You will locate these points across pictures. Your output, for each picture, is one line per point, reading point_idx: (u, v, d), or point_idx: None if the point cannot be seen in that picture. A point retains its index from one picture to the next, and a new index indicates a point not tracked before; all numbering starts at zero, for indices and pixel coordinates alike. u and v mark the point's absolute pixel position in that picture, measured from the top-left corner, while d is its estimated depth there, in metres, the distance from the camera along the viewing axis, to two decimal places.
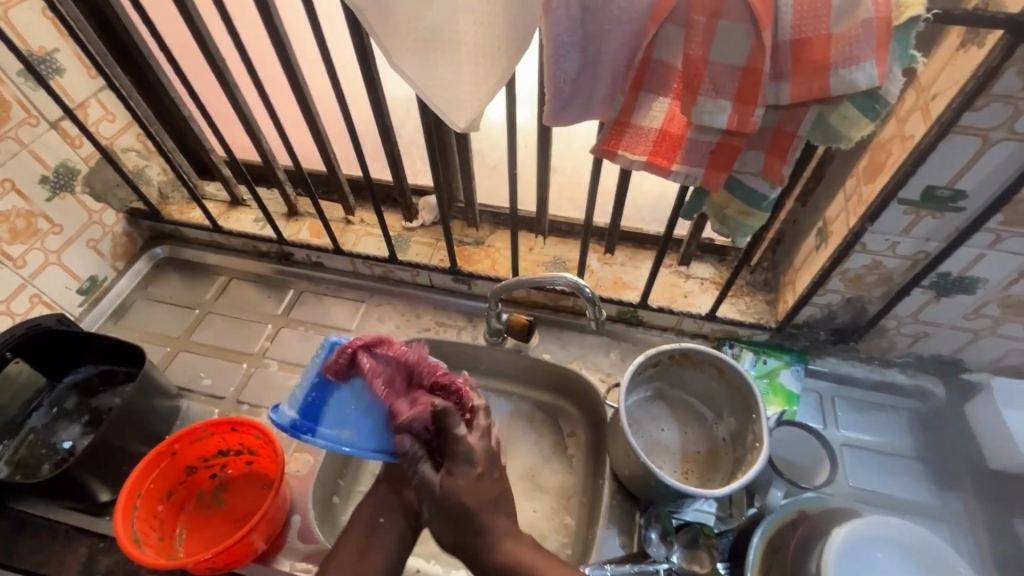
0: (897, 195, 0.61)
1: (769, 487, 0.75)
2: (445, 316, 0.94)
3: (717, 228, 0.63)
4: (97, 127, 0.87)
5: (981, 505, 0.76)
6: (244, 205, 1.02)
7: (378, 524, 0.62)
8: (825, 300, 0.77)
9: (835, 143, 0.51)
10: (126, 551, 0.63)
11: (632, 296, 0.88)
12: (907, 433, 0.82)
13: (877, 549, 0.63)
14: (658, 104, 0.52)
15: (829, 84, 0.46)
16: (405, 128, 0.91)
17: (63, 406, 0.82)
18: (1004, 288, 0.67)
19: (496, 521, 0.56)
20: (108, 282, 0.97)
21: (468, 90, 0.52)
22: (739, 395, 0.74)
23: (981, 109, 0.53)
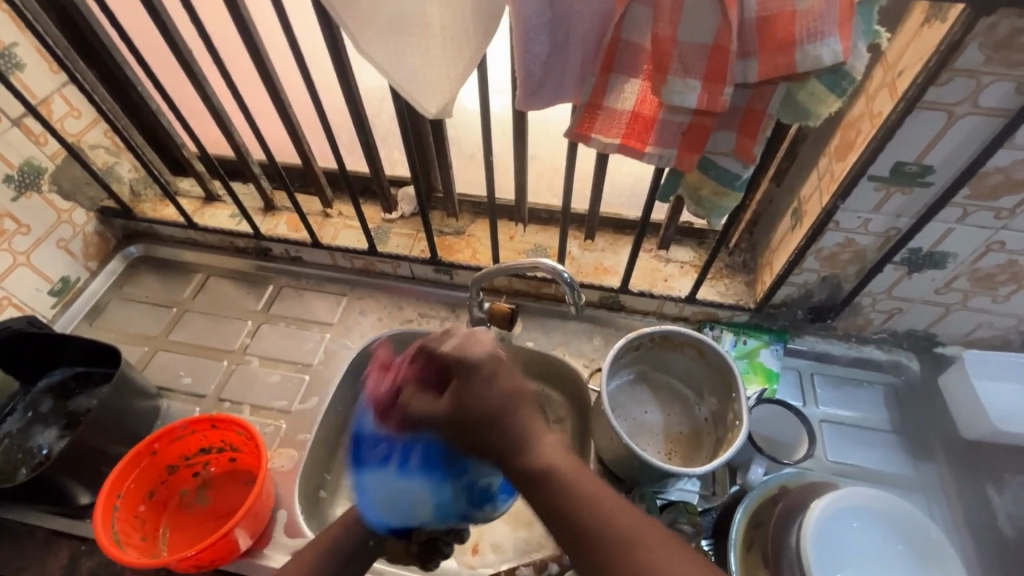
0: (868, 171, 0.62)
1: (751, 464, 0.73)
2: (427, 307, 0.94)
3: (693, 211, 0.63)
4: (62, 123, 0.85)
5: (955, 472, 0.78)
6: (219, 200, 1.00)
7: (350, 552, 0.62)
8: (801, 279, 0.78)
9: (804, 120, 0.52)
10: (107, 551, 0.62)
11: (613, 281, 0.88)
12: (884, 407, 0.83)
13: (855, 519, 0.65)
14: (629, 86, 0.53)
15: (795, 60, 0.46)
16: (380, 118, 0.90)
17: (39, 410, 0.81)
18: (972, 262, 0.69)
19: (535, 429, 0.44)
20: (81, 283, 0.95)
21: (441, 78, 0.52)
22: (719, 375, 0.75)
23: (945, 83, 0.53)
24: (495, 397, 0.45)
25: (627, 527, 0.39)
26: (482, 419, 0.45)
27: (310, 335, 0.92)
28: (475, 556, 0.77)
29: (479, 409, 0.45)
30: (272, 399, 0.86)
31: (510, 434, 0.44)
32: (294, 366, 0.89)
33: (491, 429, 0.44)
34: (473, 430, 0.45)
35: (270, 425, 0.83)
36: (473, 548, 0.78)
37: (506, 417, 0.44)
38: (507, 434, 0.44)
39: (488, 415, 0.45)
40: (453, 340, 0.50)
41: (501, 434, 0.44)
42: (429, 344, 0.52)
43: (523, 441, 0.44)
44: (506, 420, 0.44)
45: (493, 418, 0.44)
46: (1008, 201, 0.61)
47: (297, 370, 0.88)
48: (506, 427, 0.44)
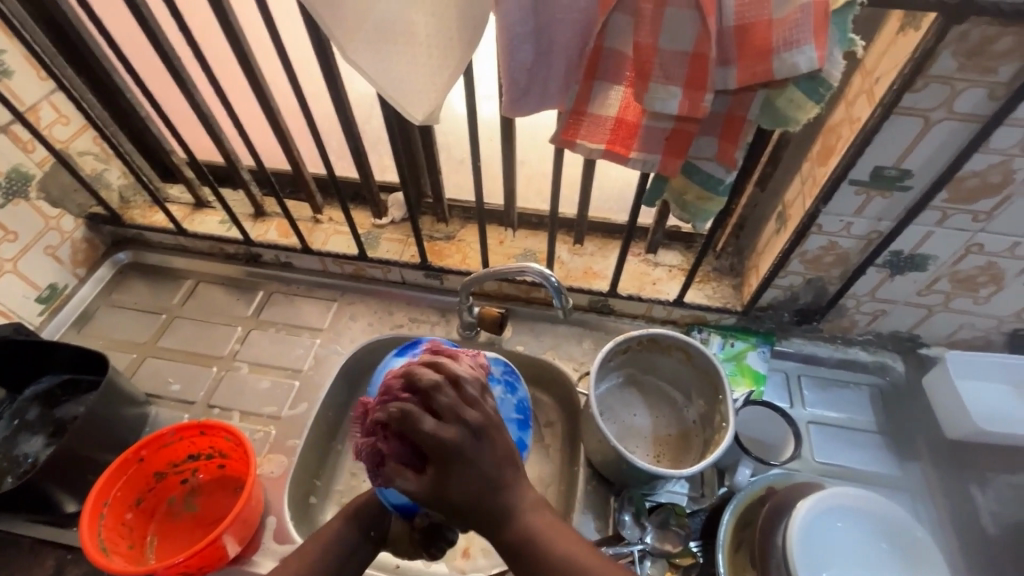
0: (849, 175, 0.63)
1: (738, 466, 0.73)
2: (417, 312, 0.94)
3: (678, 215, 0.64)
4: (50, 130, 0.84)
5: (939, 472, 0.79)
6: (209, 207, 1.00)
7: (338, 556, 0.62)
8: (786, 282, 0.79)
9: (784, 126, 0.53)
10: (93, 560, 0.62)
11: (602, 285, 0.89)
12: (870, 408, 0.84)
13: (840, 519, 0.66)
14: (613, 93, 0.53)
15: (773, 68, 0.47)
16: (370, 124, 0.90)
17: (25, 418, 0.80)
18: (952, 264, 0.70)
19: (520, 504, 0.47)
20: (69, 290, 0.94)
21: (426, 84, 0.53)
22: (707, 377, 0.75)
23: (921, 89, 0.54)
24: (477, 485, 0.45)
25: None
26: (468, 505, 0.45)
27: (300, 340, 0.92)
28: (465, 560, 0.78)
29: (470, 493, 0.45)
30: (261, 405, 0.85)
31: (496, 511, 0.47)
32: (284, 372, 0.89)
33: (474, 510, 0.46)
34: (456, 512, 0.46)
35: (260, 431, 0.83)
36: (463, 553, 0.78)
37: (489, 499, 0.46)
38: (496, 514, 0.46)
39: (472, 505, 0.45)
40: (432, 417, 0.45)
41: (485, 514, 0.46)
42: (413, 412, 0.45)
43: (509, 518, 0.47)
44: (489, 501, 0.46)
45: (477, 505, 0.46)
46: (985, 204, 0.63)
47: (287, 375, 0.88)
48: (492, 509, 0.46)
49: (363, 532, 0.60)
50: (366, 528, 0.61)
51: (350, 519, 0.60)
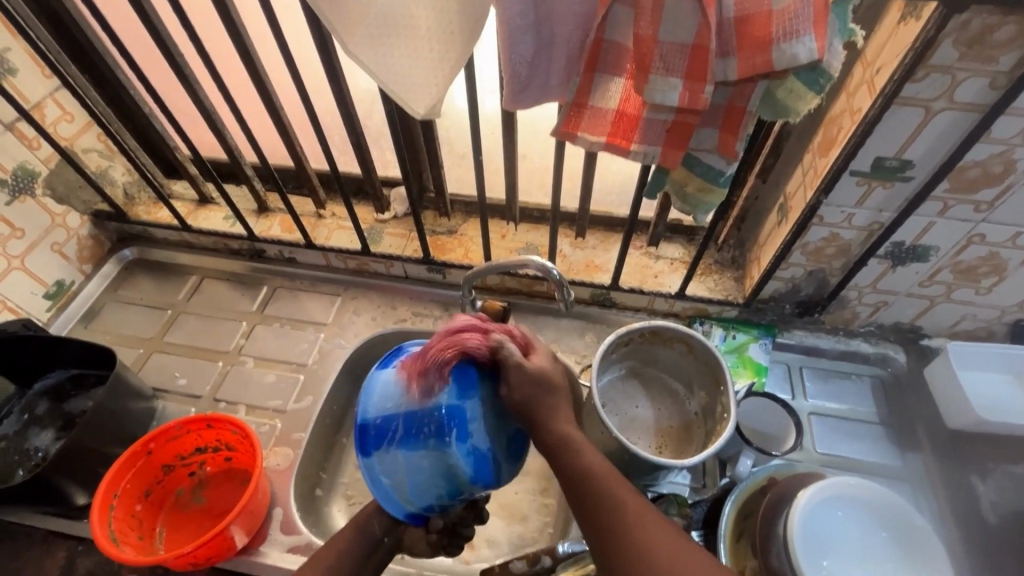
0: (849, 167, 0.63)
1: (740, 457, 0.74)
2: (420, 306, 0.95)
3: (679, 207, 0.64)
4: (55, 127, 0.85)
5: (942, 462, 0.80)
6: (213, 203, 1.01)
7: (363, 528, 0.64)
8: (788, 274, 0.80)
9: (784, 117, 0.53)
10: (104, 549, 0.63)
11: (604, 278, 0.89)
12: (872, 399, 0.85)
13: (838, 509, 0.66)
14: (613, 85, 0.54)
15: (772, 59, 0.47)
16: (372, 120, 0.90)
17: (35, 412, 0.81)
18: (954, 254, 0.70)
19: (597, 469, 0.49)
20: (76, 286, 0.95)
21: (429, 76, 0.53)
22: (709, 369, 0.76)
23: (922, 80, 0.54)
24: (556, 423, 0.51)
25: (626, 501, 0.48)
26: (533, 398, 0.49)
27: (305, 335, 0.92)
28: (470, 550, 0.79)
29: (533, 391, 0.49)
30: (267, 399, 0.86)
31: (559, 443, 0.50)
32: (290, 366, 0.89)
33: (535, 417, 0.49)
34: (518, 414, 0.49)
35: (265, 425, 0.84)
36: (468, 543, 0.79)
37: (567, 447, 0.50)
38: (537, 420, 0.50)
39: (548, 430, 0.50)
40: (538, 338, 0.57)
41: (565, 460, 0.50)
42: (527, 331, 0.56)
43: (594, 481, 0.49)
44: (568, 449, 0.50)
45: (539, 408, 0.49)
46: (988, 194, 0.63)
47: (292, 370, 0.89)
48: (573, 457, 0.50)
49: (377, 538, 0.61)
50: (380, 535, 0.61)
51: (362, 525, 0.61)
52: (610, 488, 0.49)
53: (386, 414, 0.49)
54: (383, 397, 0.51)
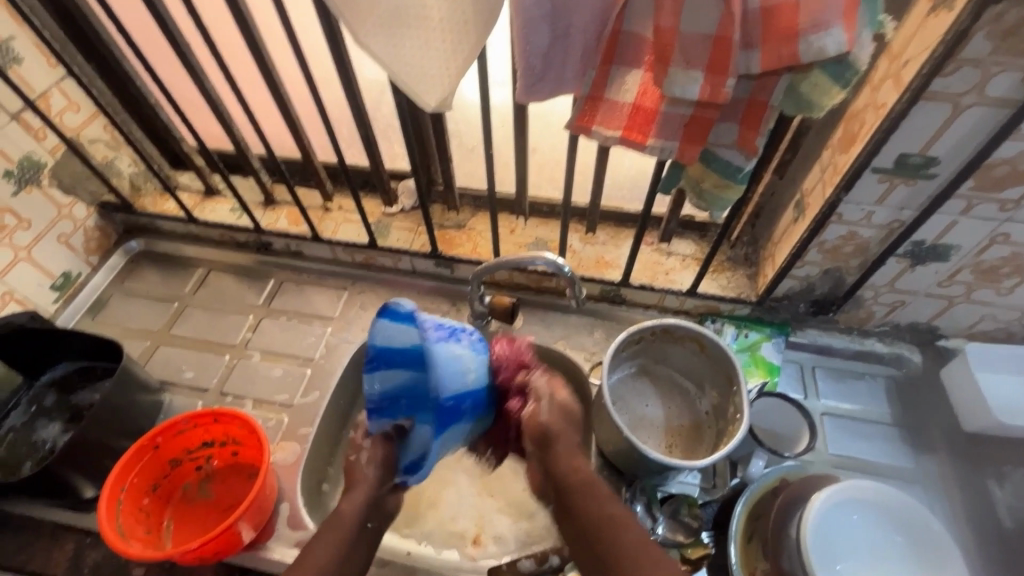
0: (871, 163, 0.61)
1: (752, 457, 0.74)
2: (428, 301, 0.94)
3: (695, 203, 0.63)
4: (61, 118, 0.84)
5: (957, 465, 0.78)
6: (219, 194, 1.00)
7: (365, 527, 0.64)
8: (803, 273, 0.78)
9: (807, 112, 0.51)
10: (111, 543, 0.63)
11: (614, 275, 0.88)
12: (886, 400, 0.83)
13: (855, 512, 0.65)
14: (631, 78, 0.52)
15: (799, 51, 0.45)
16: (380, 112, 0.89)
17: (42, 404, 0.81)
18: (976, 254, 0.68)
19: (612, 517, 0.54)
20: (82, 278, 0.95)
21: (444, 65, 0.51)
22: (721, 368, 0.75)
23: (951, 74, 0.53)
24: (573, 468, 0.59)
25: (628, 527, 0.53)
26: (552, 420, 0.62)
27: (311, 329, 0.92)
28: (476, 547, 0.78)
29: (560, 421, 0.63)
30: (274, 393, 0.86)
31: (575, 483, 0.58)
32: (297, 360, 0.89)
33: (552, 442, 0.62)
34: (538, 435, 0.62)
35: (272, 419, 0.84)
36: (474, 540, 0.79)
37: (584, 498, 0.56)
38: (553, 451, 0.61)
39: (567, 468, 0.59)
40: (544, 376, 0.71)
41: (580, 505, 0.56)
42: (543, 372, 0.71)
43: (606, 526, 0.53)
44: (584, 498, 0.56)
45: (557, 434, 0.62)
46: (1013, 192, 0.61)
47: (298, 364, 0.88)
48: (586, 502, 0.56)
49: (359, 524, 0.63)
50: (362, 520, 0.63)
51: (337, 519, 0.62)
52: (623, 539, 0.52)
53: (459, 392, 0.56)
54: (453, 373, 0.56)
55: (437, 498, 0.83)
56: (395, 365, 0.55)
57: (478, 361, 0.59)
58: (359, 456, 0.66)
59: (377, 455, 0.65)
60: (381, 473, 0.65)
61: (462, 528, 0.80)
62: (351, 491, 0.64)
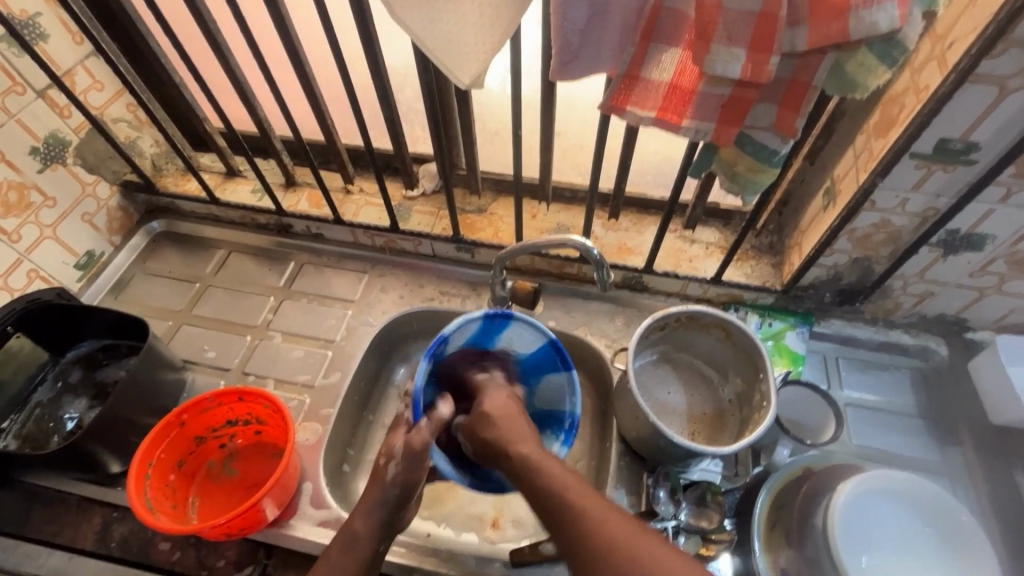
0: (910, 148, 0.60)
1: (776, 446, 0.74)
2: (448, 285, 0.94)
3: (726, 187, 0.62)
4: (85, 96, 0.84)
5: (983, 459, 0.78)
6: (241, 176, 1.00)
7: (379, 550, 0.59)
8: (831, 261, 0.77)
9: (851, 92, 0.50)
10: (141, 517, 0.63)
11: (637, 261, 0.87)
12: (911, 391, 0.83)
13: (884, 502, 0.65)
14: (668, 56, 0.51)
15: (848, 27, 0.44)
16: (404, 94, 0.88)
17: (68, 380, 0.82)
18: (1011, 244, 0.67)
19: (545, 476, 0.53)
20: (105, 257, 0.95)
21: (482, 36, 0.50)
22: (746, 356, 0.74)
23: (1000, 55, 0.51)
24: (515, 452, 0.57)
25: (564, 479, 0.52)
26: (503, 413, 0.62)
27: (332, 312, 0.92)
28: (495, 530, 0.78)
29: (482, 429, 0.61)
30: (296, 374, 0.86)
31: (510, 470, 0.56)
32: (318, 342, 0.89)
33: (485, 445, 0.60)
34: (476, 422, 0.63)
35: (294, 400, 0.84)
36: (493, 523, 0.79)
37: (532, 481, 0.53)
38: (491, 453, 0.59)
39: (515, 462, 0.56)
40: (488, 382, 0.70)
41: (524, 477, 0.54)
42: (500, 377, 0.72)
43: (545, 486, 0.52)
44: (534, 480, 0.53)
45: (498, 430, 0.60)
46: None
47: (319, 346, 0.89)
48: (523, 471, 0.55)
49: (371, 548, 0.58)
50: (376, 544, 0.58)
51: (352, 541, 0.58)
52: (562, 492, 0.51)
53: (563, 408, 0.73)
54: (563, 395, 0.74)
55: (457, 482, 0.83)
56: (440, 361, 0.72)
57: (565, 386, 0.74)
58: (386, 468, 0.62)
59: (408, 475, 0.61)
60: (402, 493, 0.60)
61: (481, 511, 0.80)
62: (366, 509, 0.60)
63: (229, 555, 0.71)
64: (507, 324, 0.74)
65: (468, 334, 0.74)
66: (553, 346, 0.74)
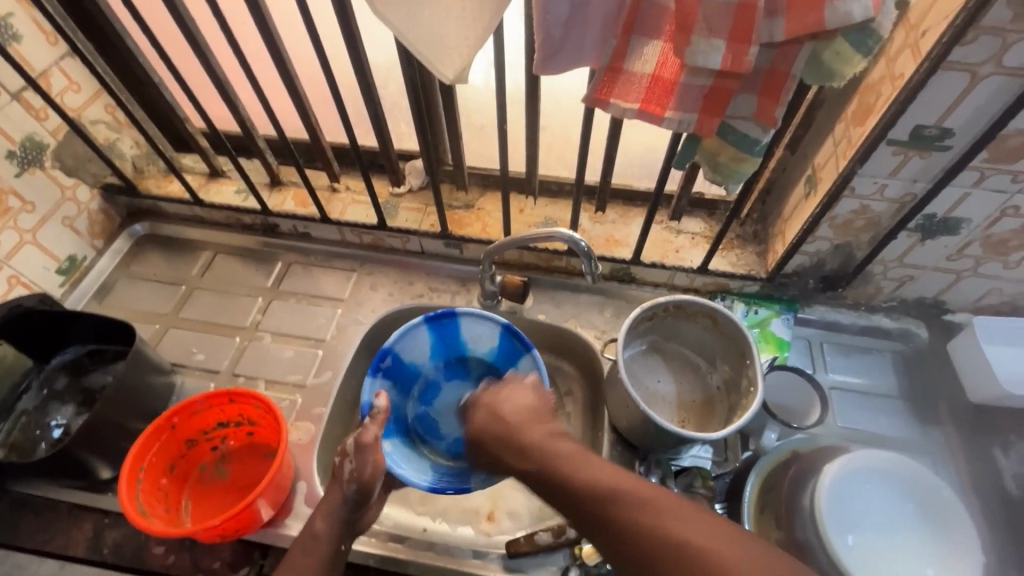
0: (887, 135, 0.61)
1: (764, 430, 0.78)
2: (437, 282, 0.94)
3: (710, 176, 0.62)
4: (62, 97, 0.82)
5: (963, 437, 0.80)
6: (225, 176, 0.99)
7: (342, 550, 0.61)
8: (814, 248, 0.78)
9: (828, 81, 0.51)
10: (134, 521, 0.63)
11: (624, 253, 0.88)
12: (893, 373, 0.85)
13: (868, 482, 0.67)
14: (650, 48, 0.52)
15: (824, 17, 0.45)
16: (388, 90, 0.87)
17: (54, 387, 0.81)
18: (986, 227, 0.69)
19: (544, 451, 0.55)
20: (88, 262, 0.94)
21: (465, 30, 0.50)
22: (733, 343, 0.75)
23: (971, 42, 0.52)
24: (598, 480, 0.49)
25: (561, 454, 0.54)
26: (514, 414, 0.61)
27: (321, 310, 0.92)
28: (491, 523, 0.79)
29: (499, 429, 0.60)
30: (287, 374, 0.86)
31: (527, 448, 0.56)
32: (308, 341, 0.89)
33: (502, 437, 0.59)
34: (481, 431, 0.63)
35: (285, 399, 0.84)
36: (488, 516, 0.80)
37: (626, 517, 0.45)
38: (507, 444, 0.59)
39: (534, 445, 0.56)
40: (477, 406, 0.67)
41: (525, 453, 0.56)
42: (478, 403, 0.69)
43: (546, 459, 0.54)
44: (629, 515, 0.45)
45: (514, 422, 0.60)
46: None
47: (310, 345, 0.88)
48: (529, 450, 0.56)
49: (335, 548, 0.61)
50: (337, 543, 0.61)
51: (313, 541, 0.60)
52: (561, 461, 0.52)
53: None
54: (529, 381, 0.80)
55: None
56: (400, 374, 0.82)
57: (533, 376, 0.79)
58: (342, 467, 0.64)
59: (363, 472, 0.63)
60: (360, 492, 0.63)
61: (476, 504, 0.81)
62: (327, 509, 0.62)
63: (223, 557, 0.71)
64: (458, 323, 0.82)
65: (423, 345, 0.83)
66: (511, 332, 0.81)
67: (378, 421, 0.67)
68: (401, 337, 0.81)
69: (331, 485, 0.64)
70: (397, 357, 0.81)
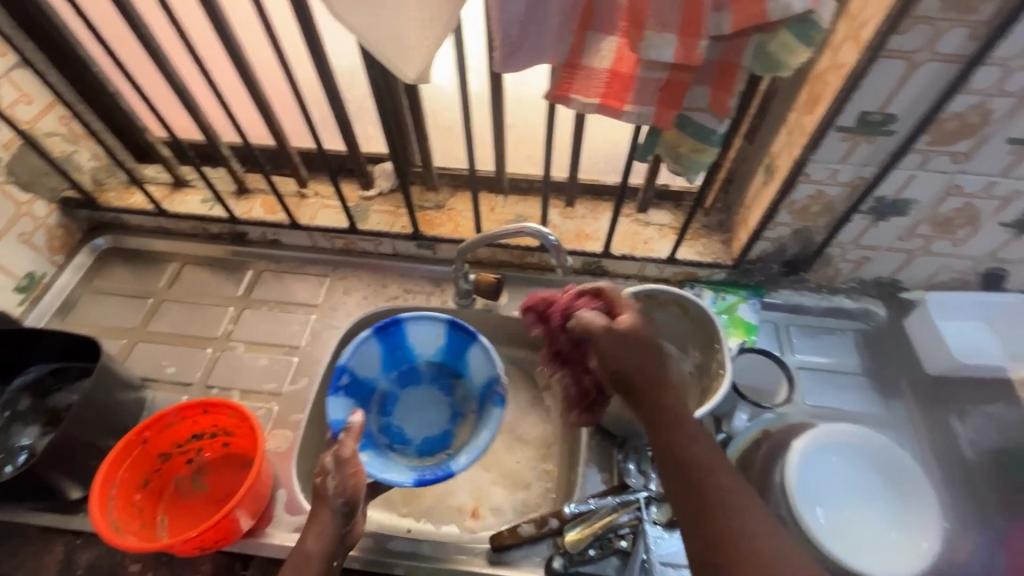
0: (835, 122, 0.64)
1: (735, 411, 0.78)
2: (411, 283, 0.94)
3: (672, 167, 0.64)
4: (12, 110, 0.80)
5: (923, 408, 0.84)
6: (189, 185, 0.97)
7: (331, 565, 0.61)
8: (775, 234, 0.81)
9: (775, 71, 0.54)
10: (107, 539, 0.61)
11: (594, 246, 0.90)
12: (856, 351, 0.88)
13: (833, 455, 0.70)
14: (606, 44, 0.53)
15: (767, 10, 0.47)
16: (354, 93, 0.87)
17: (17, 409, 0.78)
18: (933, 207, 0.73)
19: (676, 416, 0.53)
20: (48, 278, 0.91)
21: (425, 30, 0.51)
22: (703, 328, 0.78)
23: (907, 31, 0.55)
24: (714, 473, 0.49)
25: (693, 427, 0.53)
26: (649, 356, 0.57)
27: (295, 317, 0.91)
28: (475, 519, 0.80)
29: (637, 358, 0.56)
30: (261, 383, 0.85)
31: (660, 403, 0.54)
32: (282, 349, 0.88)
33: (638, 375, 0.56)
34: (628, 338, 0.58)
35: (262, 408, 0.83)
36: (472, 512, 0.80)
37: (736, 527, 0.46)
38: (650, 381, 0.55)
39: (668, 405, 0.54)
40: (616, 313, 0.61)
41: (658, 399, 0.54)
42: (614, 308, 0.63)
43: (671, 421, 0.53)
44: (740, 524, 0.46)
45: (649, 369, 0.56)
46: (964, 145, 0.65)
47: (284, 352, 0.87)
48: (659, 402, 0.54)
49: (325, 564, 0.60)
50: (330, 559, 0.60)
51: (304, 559, 0.59)
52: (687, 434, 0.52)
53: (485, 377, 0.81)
54: (482, 363, 0.81)
55: None
56: (357, 390, 0.80)
57: (484, 359, 0.81)
58: (325, 485, 0.63)
59: (346, 486, 0.62)
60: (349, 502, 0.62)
61: (459, 502, 0.81)
62: (318, 526, 0.61)
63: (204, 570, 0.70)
64: (403, 330, 0.83)
65: (372, 357, 0.82)
66: (455, 326, 0.82)
67: (353, 435, 0.65)
68: (351, 354, 0.79)
69: (316, 503, 0.63)
70: (353, 374, 0.80)
